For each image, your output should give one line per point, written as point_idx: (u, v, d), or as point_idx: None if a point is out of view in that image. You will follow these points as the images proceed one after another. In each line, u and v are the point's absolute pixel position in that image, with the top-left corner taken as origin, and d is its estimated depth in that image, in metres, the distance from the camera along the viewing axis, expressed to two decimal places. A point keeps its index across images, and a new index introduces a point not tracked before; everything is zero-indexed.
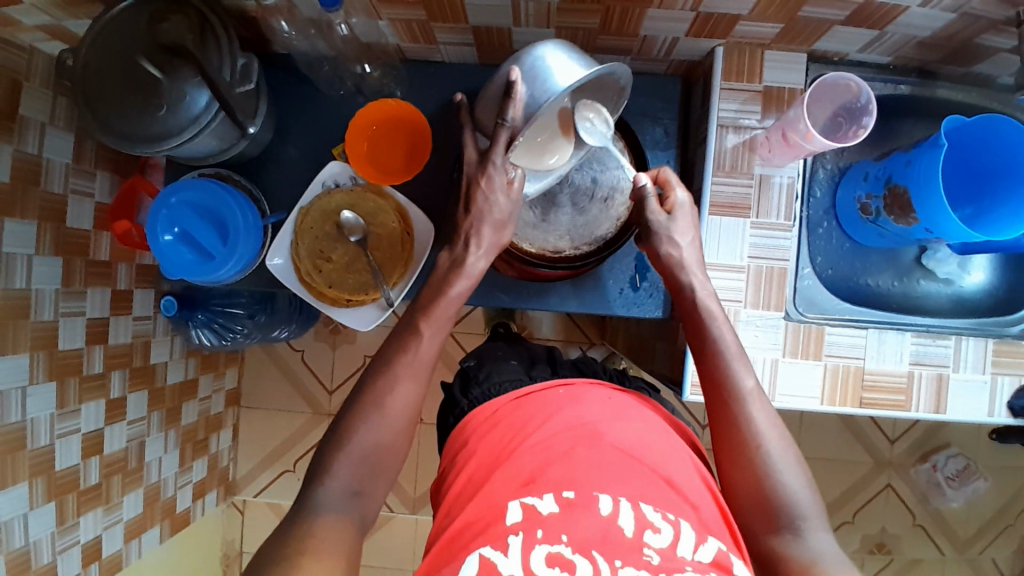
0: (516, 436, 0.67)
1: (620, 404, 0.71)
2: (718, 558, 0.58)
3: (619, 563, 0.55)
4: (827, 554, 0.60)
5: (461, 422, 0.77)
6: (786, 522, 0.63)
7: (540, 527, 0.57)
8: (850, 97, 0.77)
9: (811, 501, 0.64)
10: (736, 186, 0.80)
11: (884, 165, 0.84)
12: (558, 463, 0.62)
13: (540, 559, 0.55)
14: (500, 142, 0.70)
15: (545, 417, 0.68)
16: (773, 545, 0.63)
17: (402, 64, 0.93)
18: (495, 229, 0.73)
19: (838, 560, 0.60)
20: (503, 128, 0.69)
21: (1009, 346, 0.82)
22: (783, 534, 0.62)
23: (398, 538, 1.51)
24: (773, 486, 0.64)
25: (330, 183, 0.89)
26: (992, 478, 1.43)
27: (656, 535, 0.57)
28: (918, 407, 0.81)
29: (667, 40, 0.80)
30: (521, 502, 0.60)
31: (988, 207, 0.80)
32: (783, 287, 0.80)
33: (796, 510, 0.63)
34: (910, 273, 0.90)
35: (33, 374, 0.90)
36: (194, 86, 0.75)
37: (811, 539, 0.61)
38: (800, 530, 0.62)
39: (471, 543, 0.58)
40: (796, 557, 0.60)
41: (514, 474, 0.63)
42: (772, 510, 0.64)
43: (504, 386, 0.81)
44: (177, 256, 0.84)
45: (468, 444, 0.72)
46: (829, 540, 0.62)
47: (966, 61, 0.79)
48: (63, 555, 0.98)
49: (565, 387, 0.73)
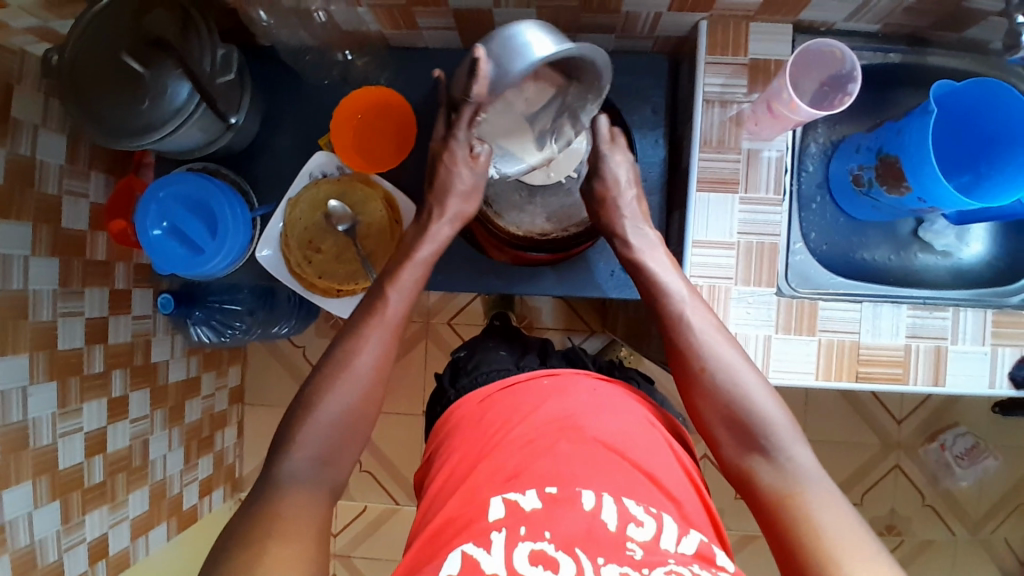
0: (500, 429, 0.67)
1: (606, 396, 0.71)
2: (701, 550, 0.58)
3: (601, 561, 0.54)
4: (804, 470, 0.59)
5: (449, 409, 0.77)
6: (757, 444, 0.61)
7: (524, 523, 0.57)
8: (835, 64, 0.75)
9: (781, 415, 0.62)
10: (724, 162, 0.79)
11: (877, 136, 0.82)
12: (542, 456, 0.62)
13: (523, 556, 0.54)
14: (464, 117, 0.73)
15: (530, 409, 0.68)
16: (748, 467, 0.62)
17: (386, 51, 0.93)
18: (461, 200, 0.76)
19: (816, 473, 0.59)
20: (467, 106, 0.71)
21: (1009, 317, 0.80)
22: (755, 457, 0.61)
23: (403, 531, 1.52)
24: (737, 410, 0.63)
25: (317, 174, 0.89)
26: (1002, 456, 1.40)
27: (639, 530, 0.57)
28: (916, 380, 0.80)
29: (651, 15, 0.79)
30: (504, 498, 0.59)
31: (984, 173, 0.78)
32: (774, 262, 0.79)
33: (766, 431, 0.61)
34: (908, 246, 0.89)
35: (33, 374, 0.91)
36: (176, 78, 0.75)
37: (781, 453, 0.60)
38: (774, 450, 0.61)
39: (452, 541, 0.57)
40: (770, 480, 0.60)
41: (497, 469, 0.62)
42: (741, 434, 0.62)
43: (491, 376, 0.80)
44: (168, 251, 0.85)
45: (454, 434, 0.71)
46: (803, 453, 0.60)
47: (957, 26, 0.77)
48: (69, 553, 0.99)
49: (551, 377, 0.73)
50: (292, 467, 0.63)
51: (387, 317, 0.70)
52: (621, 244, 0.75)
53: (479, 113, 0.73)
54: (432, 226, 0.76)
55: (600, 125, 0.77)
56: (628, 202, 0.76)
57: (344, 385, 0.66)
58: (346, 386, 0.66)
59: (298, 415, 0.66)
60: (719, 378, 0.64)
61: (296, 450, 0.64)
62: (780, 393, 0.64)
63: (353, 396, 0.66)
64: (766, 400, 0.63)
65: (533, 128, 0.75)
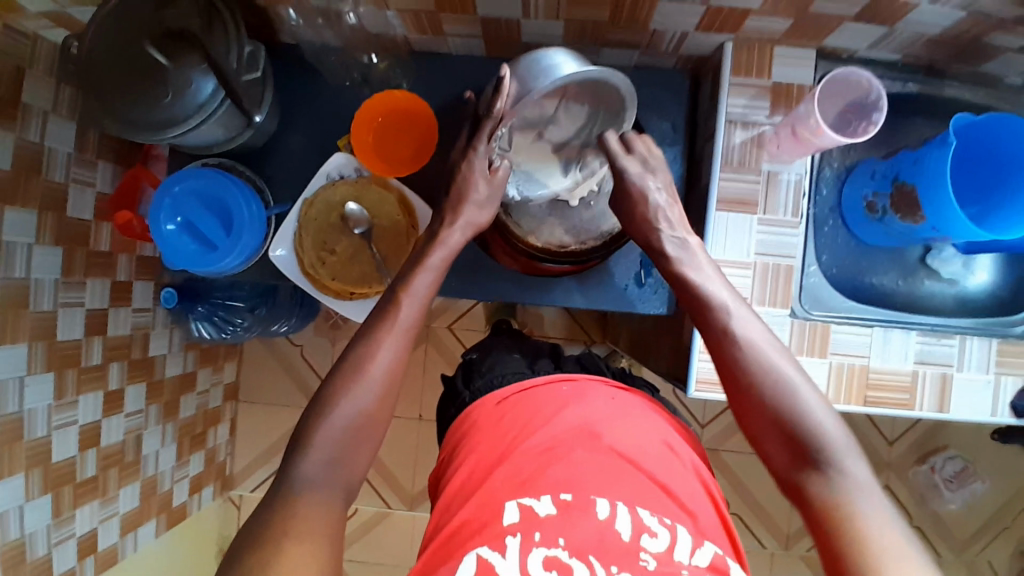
0: (520, 433, 0.67)
1: (625, 405, 0.71)
2: (714, 562, 0.58)
3: (614, 569, 0.55)
4: (858, 484, 0.60)
5: (466, 409, 0.78)
6: (810, 459, 0.61)
7: (538, 529, 0.57)
8: (861, 92, 0.76)
9: (835, 430, 0.62)
10: (743, 182, 0.80)
11: (891, 163, 0.85)
12: (557, 463, 0.62)
13: (537, 562, 0.55)
14: (485, 129, 0.75)
15: (550, 414, 0.68)
16: (801, 481, 0.62)
17: (408, 55, 0.93)
18: (476, 209, 0.76)
19: (870, 488, 0.59)
20: (490, 121, 0.74)
21: (1013, 346, 0.82)
22: (809, 472, 0.61)
23: (395, 535, 1.51)
24: (790, 425, 0.63)
25: (335, 176, 0.89)
26: (990, 480, 1.43)
27: (653, 540, 0.57)
28: (922, 405, 0.81)
29: (677, 35, 0.80)
30: (518, 503, 0.59)
31: (993, 205, 0.80)
32: (789, 283, 0.80)
33: (820, 444, 0.61)
34: (915, 272, 0.91)
35: (31, 364, 0.90)
36: (200, 73, 0.75)
37: (836, 469, 0.60)
38: (828, 465, 0.61)
39: (468, 543, 0.58)
40: (825, 494, 0.60)
41: (515, 473, 0.62)
42: (793, 450, 0.63)
43: (507, 376, 0.82)
44: (180, 246, 0.83)
45: (469, 435, 0.72)
46: (859, 467, 0.60)
47: (974, 61, 0.79)
48: (58, 548, 0.97)
49: (570, 383, 0.74)
50: (303, 473, 0.63)
51: (401, 322, 0.70)
52: (659, 254, 0.75)
53: (499, 127, 0.76)
54: (444, 231, 0.75)
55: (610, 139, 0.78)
56: (663, 205, 0.76)
57: (361, 390, 0.66)
58: (365, 390, 0.66)
59: (309, 418, 0.66)
60: (770, 390, 0.65)
61: (308, 455, 0.64)
62: (832, 405, 0.64)
63: (368, 402, 0.66)
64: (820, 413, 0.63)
65: (558, 156, 0.81)
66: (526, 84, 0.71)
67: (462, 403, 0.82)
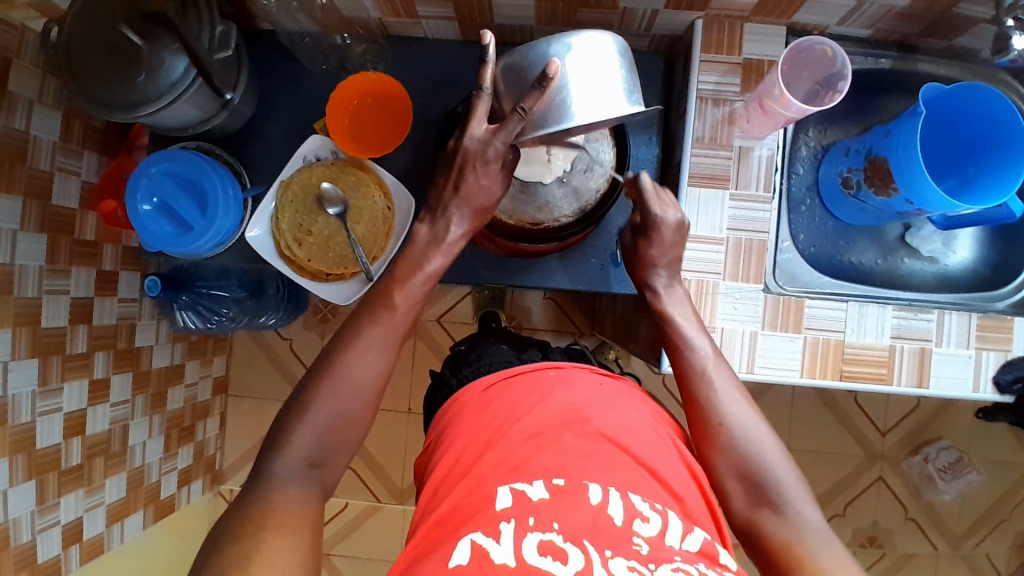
0: (507, 418, 0.67)
1: (612, 390, 0.71)
2: (704, 547, 0.57)
3: (609, 553, 0.53)
4: (811, 528, 0.62)
5: (453, 394, 0.78)
6: (767, 500, 0.64)
7: (532, 514, 0.56)
8: (827, 64, 0.77)
9: (791, 476, 0.65)
10: (715, 158, 0.80)
11: (864, 139, 0.83)
12: (548, 449, 0.62)
13: (532, 546, 0.53)
14: (509, 127, 0.66)
15: (538, 399, 0.68)
16: (756, 520, 0.65)
17: (384, 40, 0.94)
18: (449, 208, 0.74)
19: (824, 533, 0.62)
20: (517, 116, 0.65)
21: (994, 321, 0.81)
22: (765, 511, 0.64)
23: (384, 529, 1.51)
24: (750, 467, 0.66)
25: (310, 158, 0.89)
26: (984, 470, 1.41)
27: (645, 525, 0.56)
28: (900, 381, 0.80)
29: (647, 13, 0.80)
30: (511, 488, 0.59)
31: (971, 176, 0.81)
32: (762, 260, 0.80)
33: (777, 487, 0.65)
34: (894, 251, 0.90)
35: (15, 350, 0.90)
36: (172, 53, 0.75)
37: (790, 512, 0.63)
38: (784, 507, 0.64)
39: (461, 529, 0.56)
40: (779, 534, 0.63)
41: (503, 459, 0.62)
42: (753, 492, 0.65)
43: (493, 367, 0.83)
44: (157, 227, 0.84)
45: (456, 420, 0.71)
46: (810, 509, 0.64)
47: (946, 34, 0.79)
48: (42, 535, 0.97)
49: (557, 369, 0.73)
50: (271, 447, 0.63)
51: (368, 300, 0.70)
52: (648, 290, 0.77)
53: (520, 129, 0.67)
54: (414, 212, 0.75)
55: (643, 182, 0.75)
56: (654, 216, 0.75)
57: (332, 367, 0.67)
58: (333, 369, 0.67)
59: None
60: (735, 435, 0.67)
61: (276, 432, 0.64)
62: (789, 451, 0.67)
63: (334, 379, 0.67)
64: (779, 461, 0.66)
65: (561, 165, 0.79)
66: (569, 104, 0.65)
67: (449, 391, 0.83)
